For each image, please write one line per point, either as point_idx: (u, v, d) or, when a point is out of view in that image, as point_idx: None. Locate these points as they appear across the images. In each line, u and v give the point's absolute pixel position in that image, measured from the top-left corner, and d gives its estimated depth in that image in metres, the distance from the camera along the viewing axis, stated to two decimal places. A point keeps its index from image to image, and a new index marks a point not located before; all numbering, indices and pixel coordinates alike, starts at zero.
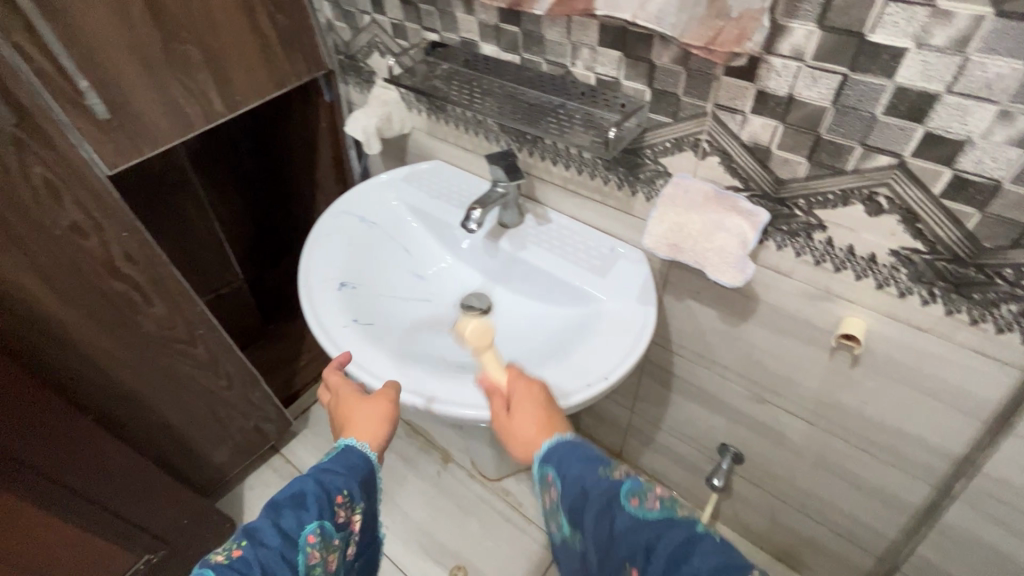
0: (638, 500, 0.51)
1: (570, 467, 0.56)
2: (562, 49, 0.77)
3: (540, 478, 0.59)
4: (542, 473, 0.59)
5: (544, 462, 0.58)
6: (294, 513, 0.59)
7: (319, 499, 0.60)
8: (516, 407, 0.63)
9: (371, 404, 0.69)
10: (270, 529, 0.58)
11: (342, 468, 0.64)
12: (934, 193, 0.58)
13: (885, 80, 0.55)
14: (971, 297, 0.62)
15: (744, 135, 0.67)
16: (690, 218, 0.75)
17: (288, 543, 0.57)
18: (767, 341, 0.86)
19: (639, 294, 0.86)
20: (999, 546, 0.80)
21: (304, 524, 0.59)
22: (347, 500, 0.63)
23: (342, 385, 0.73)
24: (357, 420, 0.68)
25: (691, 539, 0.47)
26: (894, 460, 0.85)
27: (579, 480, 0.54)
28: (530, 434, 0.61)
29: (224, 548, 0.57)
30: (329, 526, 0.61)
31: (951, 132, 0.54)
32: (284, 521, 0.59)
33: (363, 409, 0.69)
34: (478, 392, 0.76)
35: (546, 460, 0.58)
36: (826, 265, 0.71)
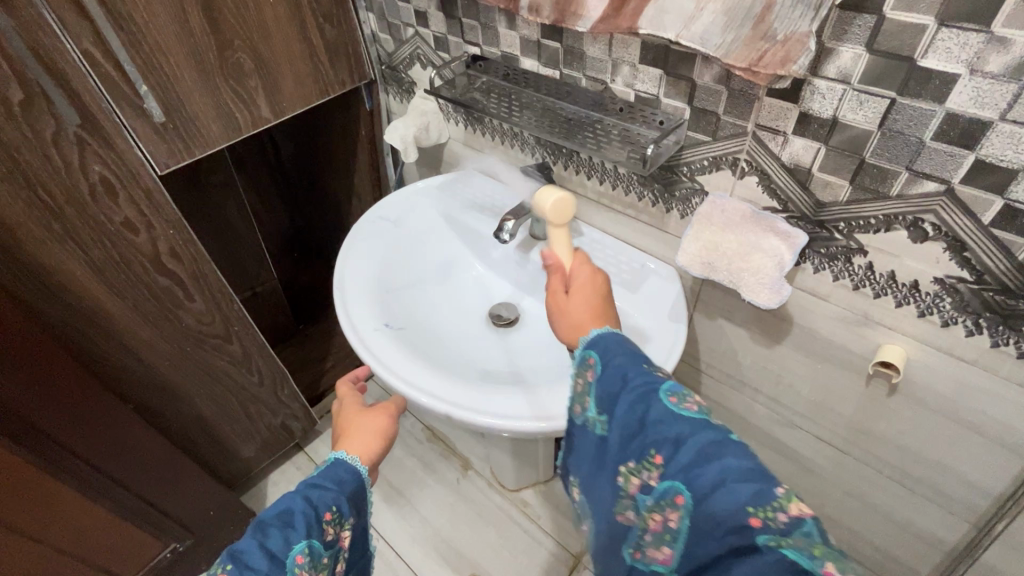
0: (676, 398, 0.50)
1: (616, 356, 0.55)
2: (602, 65, 0.78)
3: (579, 359, 0.58)
4: (583, 356, 0.58)
5: (590, 345, 0.58)
6: (282, 533, 0.56)
7: (306, 517, 0.58)
8: (575, 287, 0.64)
9: (371, 417, 0.71)
10: (257, 550, 0.55)
11: (331, 483, 0.63)
12: (983, 221, 0.57)
13: (935, 106, 0.54)
14: (1020, 330, 0.60)
15: (785, 156, 0.67)
16: (726, 237, 0.75)
17: (275, 565, 0.54)
18: (800, 364, 0.84)
19: (669, 311, 0.86)
20: None
21: (292, 545, 0.56)
22: (335, 516, 0.61)
23: (348, 395, 0.75)
24: (352, 433, 0.69)
25: (723, 441, 0.46)
26: (929, 494, 0.82)
27: (621, 369, 0.54)
28: (581, 318, 0.61)
29: (209, 572, 0.54)
30: (318, 545, 0.58)
31: (1003, 160, 0.53)
32: (270, 542, 0.56)
33: (361, 422, 0.70)
34: (503, 402, 0.76)
35: (592, 344, 0.57)
36: (865, 291, 0.70)
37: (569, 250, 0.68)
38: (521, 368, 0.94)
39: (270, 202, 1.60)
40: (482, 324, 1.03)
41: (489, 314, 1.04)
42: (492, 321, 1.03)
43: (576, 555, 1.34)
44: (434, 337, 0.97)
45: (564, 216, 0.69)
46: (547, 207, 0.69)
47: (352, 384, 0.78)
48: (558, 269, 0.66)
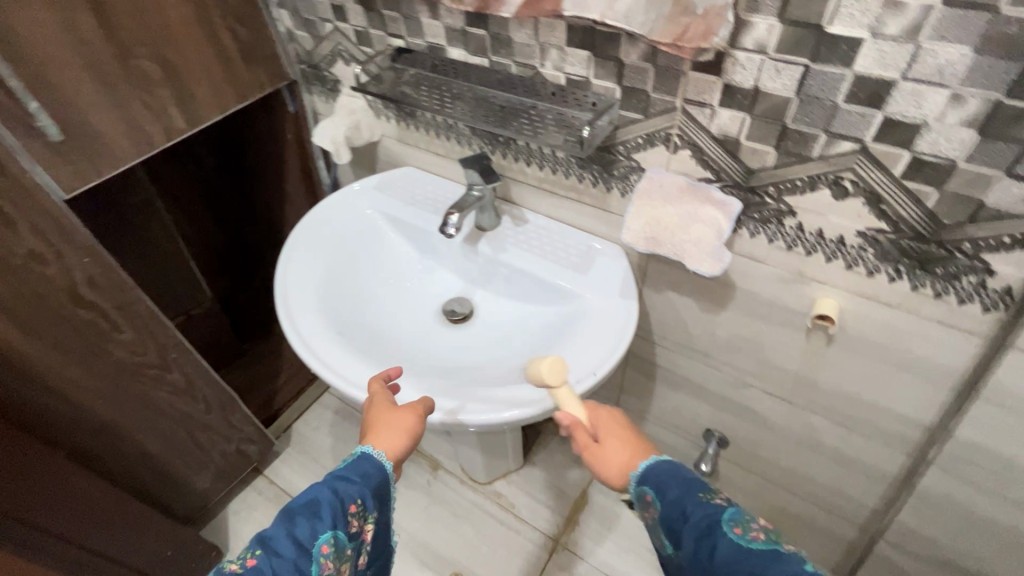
0: (741, 529, 0.53)
1: (671, 488, 0.59)
2: (530, 50, 0.77)
3: (637, 495, 0.62)
4: (639, 491, 0.62)
5: (642, 482, 0.61)
6: (309, 522, 0.60)
7: (332, 508, 0.61)
8: (603, 434, 0.66)
9: (402, 416, 0.70)
10: (284, 537, 0.59)
11: (357, 476, 0.65)
12: (895, 174, 0.60)
13: (844, 69, 0.57)
14: (934, 272, 0.65)
15: (713, 128, 0.69)
16: (666, 212, 0.76)
17: (302, 553, 0.58)
18: (746, 326, 0.89)
19: (619, 288, 0.88)
20: (972, 507, 0.85)
21: (318, 534, 0.59)
22: (360, 509, 0.64)
23: (380, 393, 0.73)
24: (382, 430, 0.69)
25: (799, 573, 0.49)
26: (870, 432, 0.89)
27: (678, 503, 0.57)
28: (624, 457, 0.64)
29: (237, 556, 0.59)
30: (342, 535, 0.61)
31: (907, 116, 0.56)
32: (298, 531, 0.59)
33: (392, 420, 0.69)
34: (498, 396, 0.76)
35: (644, 479, 0.61)
36: (798, 250, 0.74)
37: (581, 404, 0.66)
38: (481, 361, 0.94)
39: (197, 220, 1.47)
40: (437, 321, 1.02)
41: (442, 309, 1.03)
42: (446, 317, 1.02)
43: (554, 538, 1.36)
44: (389, 339, 0.95)
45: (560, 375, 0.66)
46: (544, 374, 0.66)
47: (385, 380, 0.75)
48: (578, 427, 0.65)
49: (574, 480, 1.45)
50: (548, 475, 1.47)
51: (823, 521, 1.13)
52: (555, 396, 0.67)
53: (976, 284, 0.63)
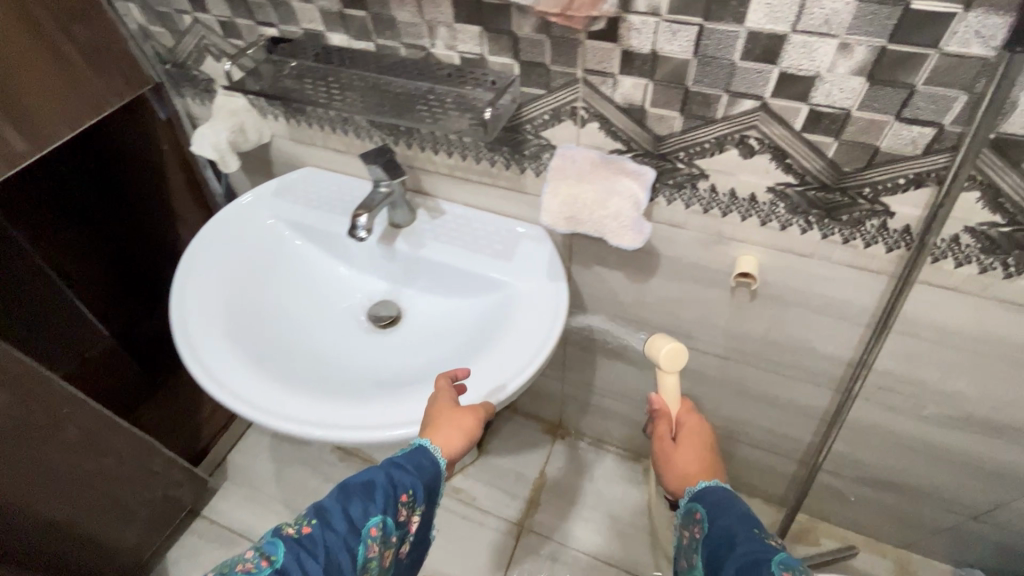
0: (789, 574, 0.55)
1: (723, 517, 0.65)
2: (416, 30, 0.71)
3: (686, 510, 0.70)
4: (691, 510, 0.70)
5: (698, 498, 0.69)
6: (362, 503, 0.62)
7: (385, 493, 0.64)
8: (682, 438, 0.77)
9: (462, 417, 0.70)
10: (340, 513, 0.62)
11: (411, 467, 0.67)
12: (796, 128, 0.61)
13: (736, 27, 0.55)
14: (840, 219, 0.67)
15: (618, 97, 0.67)
16: (583, 187, 0.73)
17: (353, 531, 0.61)
18: (674, 291, 0.90)
19: (547, 270, 0.85)
20: (890, 426, 0.93)
21: (370, 516, 0.62)
22: (409, 500, 0.66)
23: (445, 392, 0.72)
24: (441, 425, 0.69)
25: None
26: (798, 375, 0.93)
27: (728, 529, 0.63)
28: (688, 466, 0.75)
29: (295, 522, 0.62)
30: (390, 521, 0.63)
31: (801, 69, 0.56)
32: (352, 509, 0.62)
33: (452, 417, 0.70)
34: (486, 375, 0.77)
35: (700, 499, 0.69)
36: (714, 212, 0.74)
37: (677, 397, 0.79)
38: (417, 365, 0.89)
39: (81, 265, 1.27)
40: (364, 327, 0.95)
41: (368, 315, 0.97)
42: (374, 323, 0.95)
43: (519, 523, 1.36)
44: (314, 358, 0.88)
45: (675, 363, 0.79)
46: (662, 353, 0.79)
47: (451, 378, 0.74)
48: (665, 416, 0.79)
49: (530, 462, 1.45)
50: (505, 461, 1.46)
51: (765, 461, 1.19)
52: (663, 377, 0.80)
53: (879, 227, 0.66)
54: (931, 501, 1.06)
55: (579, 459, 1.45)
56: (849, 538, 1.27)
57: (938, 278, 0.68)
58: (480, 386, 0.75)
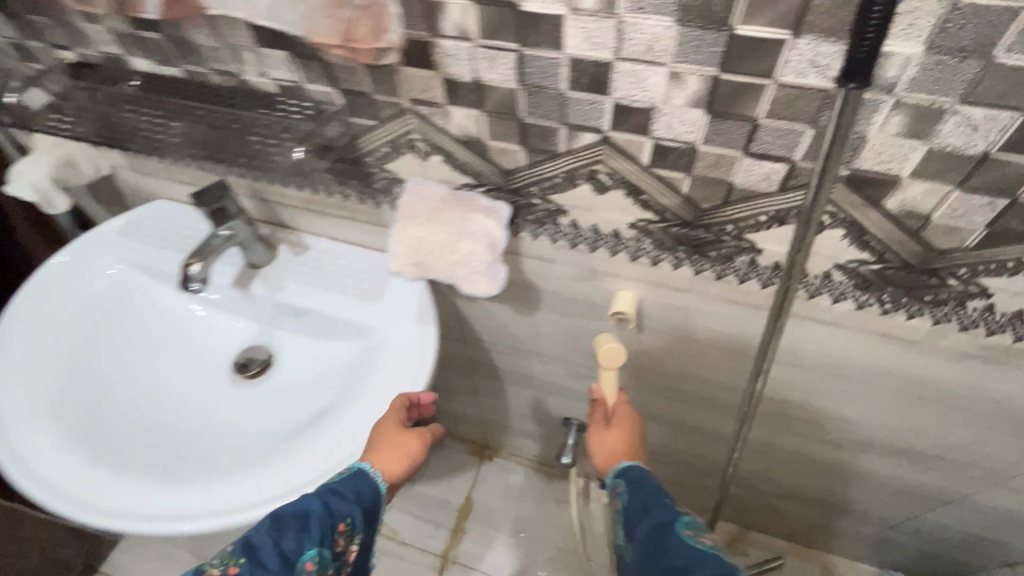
0: (691, 532, 0.56)
1: (644, 485, 0.64)
2: (221, 55, 0.61)
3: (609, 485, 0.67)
4: (613, 483, 0.67)
5: (622, 474, 0.66)
6: (295, 535, 0.55)
7: (321, 524, 0.57)
8: (616, 423, 0.72)
9: (408, 441, 0.66)
10: (271, 548, 0.54)
11: (349, 493, 0.61)
12: (643, 163, 0.53)
13: (556, 53, 0.47)
14: (709, 256, 0.60)
15: (453, 129, 0.58)
16: (433, 227, 0.64)
17: (285, 568, 0.54)
18: (562, 324, 0.82)
19: (417, 312, 0.77)
20: (797, 449, 0.89)
21: (304, 549, 0.55)
22: (349, 528, 0.59)
23: (396, 411, 0.68)
24: (385, 447, 0.65)
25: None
26: (701, 402, 0.88)
27: (645, 497, 0.62)
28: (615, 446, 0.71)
29: (220, 562, 0.54)
30: (327, 554, 0.56)
31: (635, 101, 0.48)
32: (285, 543, 0.55)
33: (399, 441, 0.66)
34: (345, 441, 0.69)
35: (621, 473, 0.66)
36: (581, 247, 0.66)
37: (615, 388, 0.74)
38: (281, 423, 0.80)
39: None
40: (224, 378, 0.85)
41: (233, 363, 0.86)
42: (239, 374, 0.85)
43: (443, 554, 1.30)
44: (163, 425, 0.79)
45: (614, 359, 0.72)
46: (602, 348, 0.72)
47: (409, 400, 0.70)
48: (601, 404, 0.75)
49: (456, 488, 1.39)
50: (430, 488, 1.39)
51: (688, 484, 1.13)
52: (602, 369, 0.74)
53: (749, 264, 0.59)
54: (849, 514, 1.03)
55: (506, 481, 1.38)
56: (778, 546, 1.24)
57: (817, 313, 0.62)
58: (333, 458, 0.68)
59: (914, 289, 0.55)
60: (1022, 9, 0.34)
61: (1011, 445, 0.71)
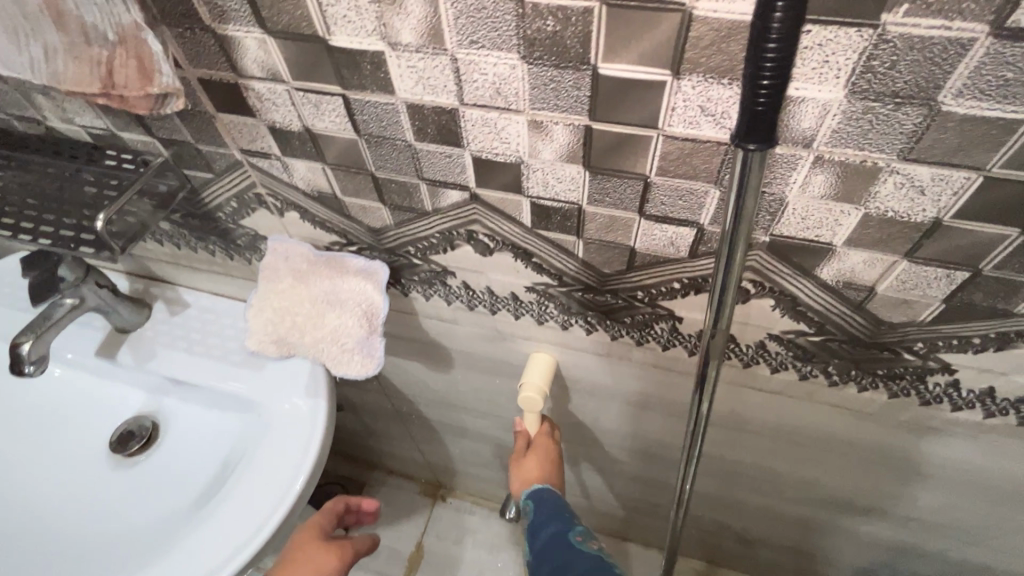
0: (581, 537, 0.54)
1: (548, 495, 0.59)
2: (16, 99, 0.49)
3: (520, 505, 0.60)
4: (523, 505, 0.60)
5: (533, 497, 0.59)
6: None
7: None
8: (536, 451, 0.62)
9: (323, 556, 0.59)
10: None
11: None
12: (526, 224, 0.42)
13: (389, 98, 0.36)
14: (624, 322, 0.50)
15: (301, 183, 0.47)
16: (299, 298, 0.54)
17: None
18: (483, 382, 0.72)
19: (307, 380, 0.65)
20: (757, 503, 0.79)
21: None
22: None
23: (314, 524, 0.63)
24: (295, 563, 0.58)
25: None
26: (646, 458, 0.77)
27: (549, 508, 0.57)
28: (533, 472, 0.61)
29: None
30: None
31: (497, 154, 0.37)
32: None
33: (313, 557, 0.58)
34: (210, 551, 0.57)
35: (532, 496, 0.59)
36: (480, 309, 0.56)
37: (537, 419, 0.62)
38: (159, 513, 0.68)
39: None
40: (97, 459, 0.72)
41: (109, 436, 0.74)
42: (114, 449, 0.72)
43: None
44: (26, 533, 0.68)
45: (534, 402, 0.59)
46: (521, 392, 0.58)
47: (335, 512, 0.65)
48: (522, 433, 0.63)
49: (405, 534, 1.28)
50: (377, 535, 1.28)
51: (647, 533, 1.03)
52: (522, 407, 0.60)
53: (671, 331, 0.49)
54: (823, 563, 0.93)
55: (461, 524, 1.28)
56: None
57: (757, 382, 0.52)
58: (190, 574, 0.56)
59: (863, 363, 0.45)
60: (973, 43, 0.24)
61: (990, 508, 0.61)
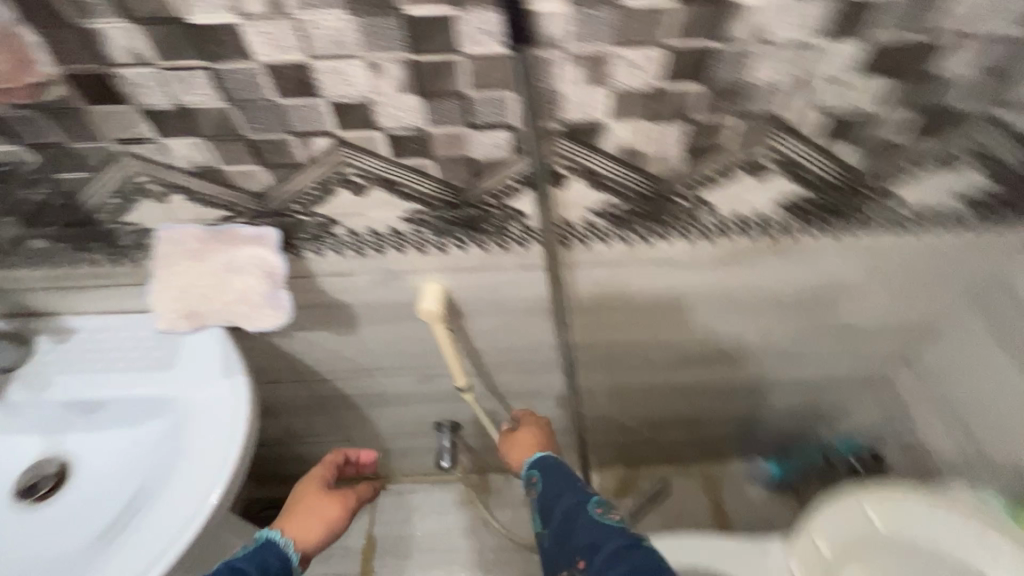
0: (601, 509, 0.59)
1: (556, 474, 0.64)
2: None
3: (524, 477, 0.67)
4: (529, 475, 0.67)
5: (534, 464, 0.67)
6: None
7: None
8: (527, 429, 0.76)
9: (329, 503, 0.64)
10: None
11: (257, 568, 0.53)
12: (386, 156, 0.53)
13: (247, 62, 0.45)
14: (487, 230, 0.62)
15: (181, 163, 0.53)
16: (197, 273, 0.59)
17: None
18: (389, 332, 0.80)
19: (221, 366, 0.68)
20: (639, 382, 0.95)
21: None
22: None
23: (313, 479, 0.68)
24: (301, 512, 0.62)
25: (630, 546, 0.54)
26: (546, 370, 0.89)
27: (560, 484, 0.63)
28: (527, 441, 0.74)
29: None
30: None
31: (348, 97, 0.47)
32: None
33: (318, 505, 0.63)
34: (153, 538, 0.57)
35: (535, 464, 0.67)
36: (369, 252, 0.65)
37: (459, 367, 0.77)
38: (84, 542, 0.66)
39: None
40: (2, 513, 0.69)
41: (13, 488, 0.70)
42: (22, 498, 0.69)
43: None
44: None
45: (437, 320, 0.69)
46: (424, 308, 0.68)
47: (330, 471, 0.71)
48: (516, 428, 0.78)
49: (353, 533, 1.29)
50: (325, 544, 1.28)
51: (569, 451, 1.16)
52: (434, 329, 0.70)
53: (523, 228, 0.62)
54: (708, 427, 1.12)
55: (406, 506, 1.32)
56: (662, 472, 1.25)
57: (599, 257, 0.66)
58: (133, 566, 0.55)
59: (658, 215, 0.61)
60: None
61: (786, 318, 0.80)
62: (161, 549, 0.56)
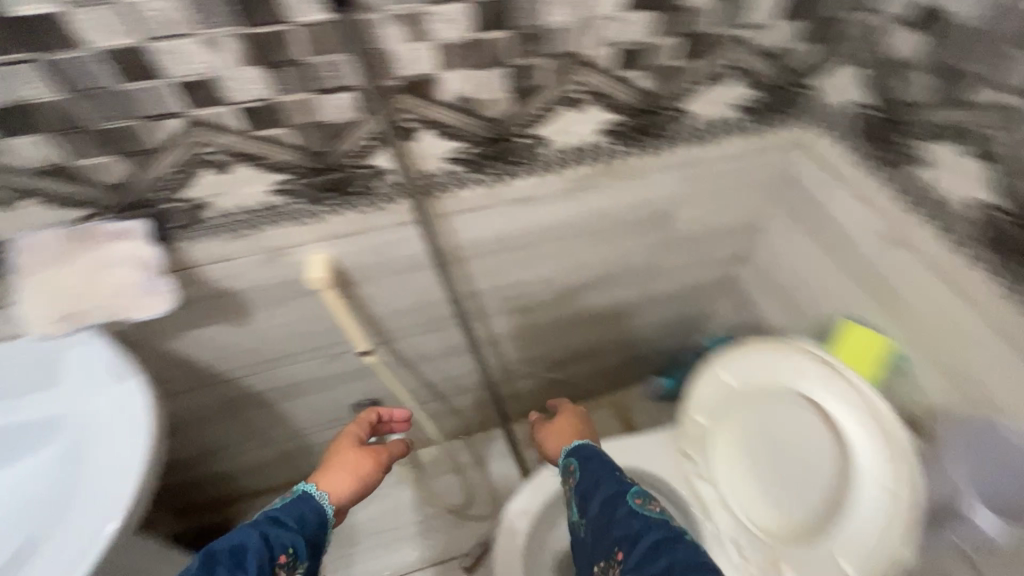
0: (640, 501, 0.62)
1: (593, 462, 0.69)
2: None
3: (563, 464, 0.72)
4: (566, 463, 0.71)
5: (575, 452, 0.71)
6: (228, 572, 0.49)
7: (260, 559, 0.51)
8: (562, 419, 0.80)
9: (361, 458, 0.69)
10: None
11: (292, 521, 0.57)
12: (240, 129, 0.57)
13: (79, 51, 0.47)
14: (355, 192, 0.67)
15: (26, 163, 0.54)
16: (64, 276, 0.59)
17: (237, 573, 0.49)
18: (285, 313, 0.83)
19: (110, 375, 0.65)
20: (533, 322, 1.05)
21: None
22: (291, 560, 0.54)
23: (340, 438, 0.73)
24: (336, 467, 0.67)
25: (670, 538, 0.57)
26: (447, 327, 0.96)
27: (597, 472, 0.67)
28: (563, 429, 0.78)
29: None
30: None
31: (190, 75, 0.51)
32: None
33: (349, 459, 0.69)
34: (61, 553, 0.54)
35: (575, 452, 0.71)
36: (245, 232, 0.67)
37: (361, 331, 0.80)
38: None
39: None
40: None
41: None
42: None
43: None
44: None
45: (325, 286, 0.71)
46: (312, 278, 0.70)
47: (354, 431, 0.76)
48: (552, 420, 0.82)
49: None
50: None
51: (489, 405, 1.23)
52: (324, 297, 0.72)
53: (389, 184, 0.68)
54: (606, 355, 1.24)
55: None
56: None
57: (464, 203, 0.74)
58: None
59: (504, 154, 0.70)
60: None
61: (640, 236, 0.93)
62: (75, 558, 0.53)
